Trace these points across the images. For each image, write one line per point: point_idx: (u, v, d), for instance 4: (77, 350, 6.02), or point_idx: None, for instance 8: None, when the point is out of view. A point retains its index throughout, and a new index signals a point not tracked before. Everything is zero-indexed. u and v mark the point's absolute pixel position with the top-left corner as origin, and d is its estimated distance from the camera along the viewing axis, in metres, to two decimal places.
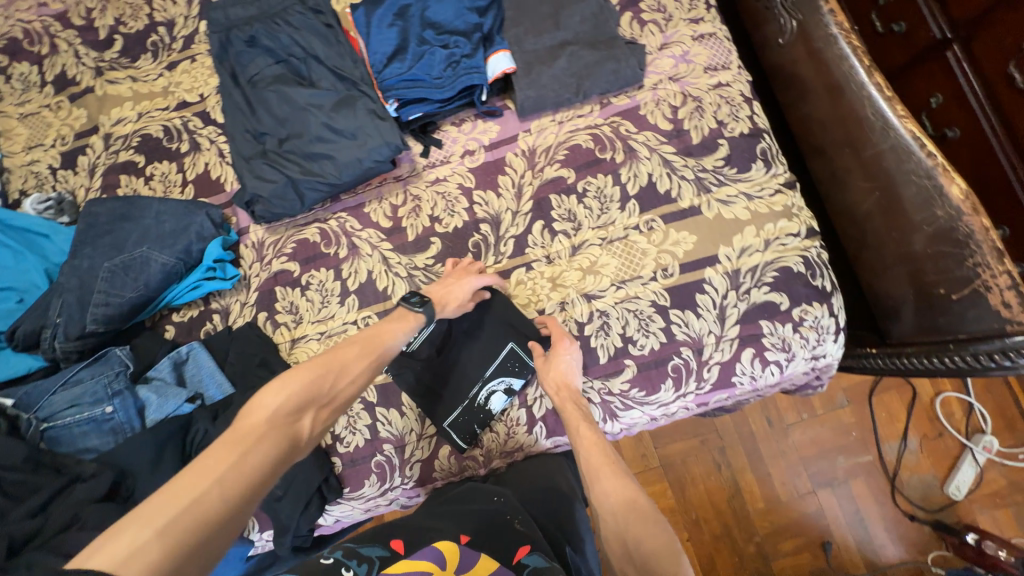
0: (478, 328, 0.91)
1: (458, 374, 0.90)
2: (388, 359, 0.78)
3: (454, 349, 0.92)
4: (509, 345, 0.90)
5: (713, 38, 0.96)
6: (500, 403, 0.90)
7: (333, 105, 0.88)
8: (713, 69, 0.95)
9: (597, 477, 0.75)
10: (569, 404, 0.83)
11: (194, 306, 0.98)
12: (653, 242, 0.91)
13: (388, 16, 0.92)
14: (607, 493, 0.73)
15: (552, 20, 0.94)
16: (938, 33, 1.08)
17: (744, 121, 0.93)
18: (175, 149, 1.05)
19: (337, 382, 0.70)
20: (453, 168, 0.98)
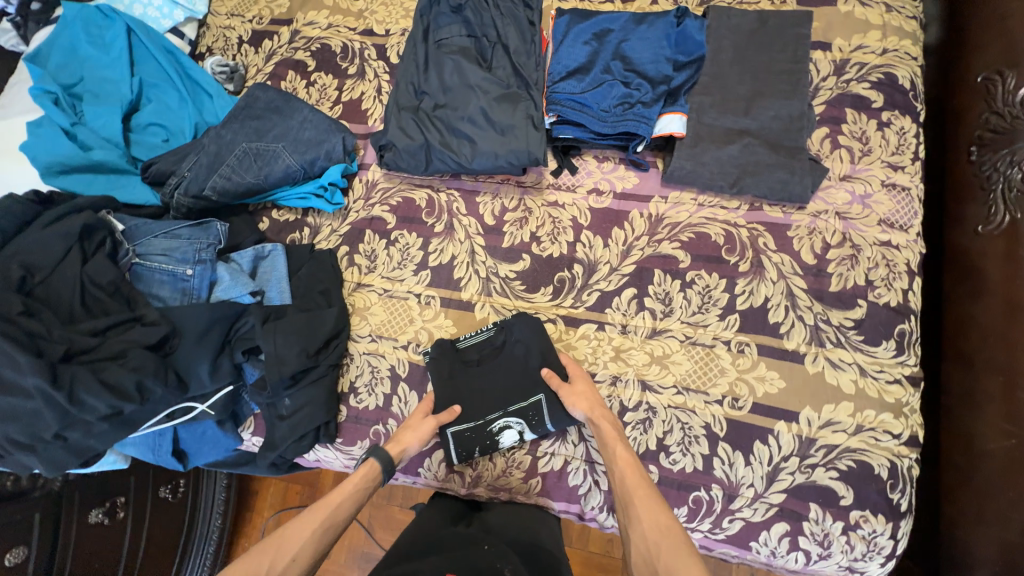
0: (525, 360, 0.89)
1: (484, 391, 0.89)
2: (342, 520, 0.74)
3: (494, 366, 0.90)
4: (538, 395, 0.86)
5: (905, 192, 0.86)
6: (510, 441, 0.86)
7: (498, 96, 0.88)
8: (889, 225, 0.85)
9: (629, 501, 0.70)
10: (605, 424, 0.78)
11: (293, 212, 1.03)
12: (736, 365, 0.84)
13: (586, 35, 0.93)
14: (637, 515, 0.68)
15: (743, 104, 0.87)
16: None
17: (896, 293, 0.83)
18: (343, 69, 1.11)
19: (275, 565, 0.67)
20: (575, 200, 0.96)
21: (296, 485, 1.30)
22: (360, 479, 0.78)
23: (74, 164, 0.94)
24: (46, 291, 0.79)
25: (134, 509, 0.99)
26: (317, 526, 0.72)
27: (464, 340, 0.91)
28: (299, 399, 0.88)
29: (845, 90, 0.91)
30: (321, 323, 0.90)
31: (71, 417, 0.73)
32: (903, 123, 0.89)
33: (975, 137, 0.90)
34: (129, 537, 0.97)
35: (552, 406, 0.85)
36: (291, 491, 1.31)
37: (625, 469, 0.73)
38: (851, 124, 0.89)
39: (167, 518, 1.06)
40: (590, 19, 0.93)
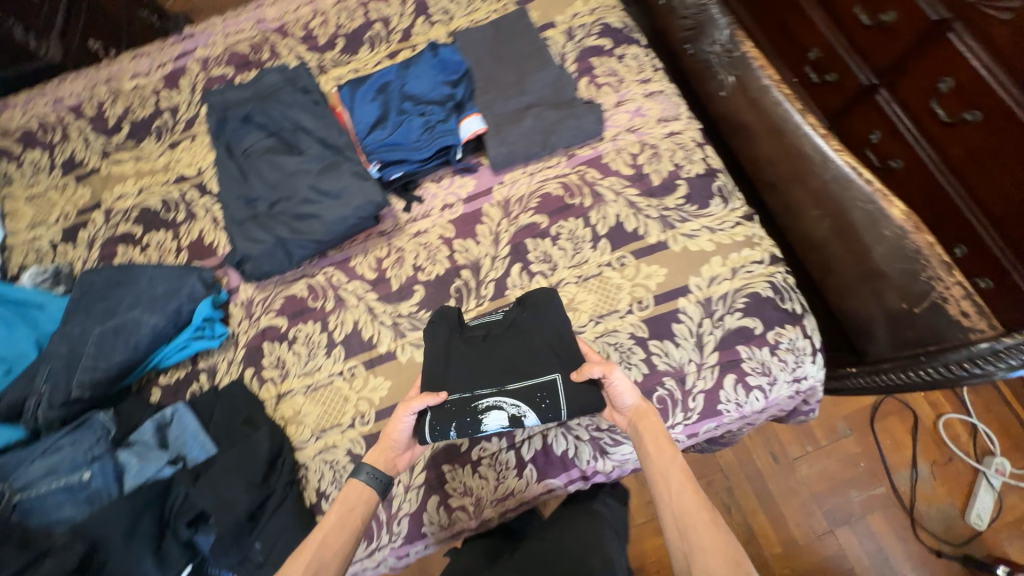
0: (539, 332, 0.87)
1: (487, 363, 0.86)
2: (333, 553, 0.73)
3: (503, 341, 0.88)
4: (553, 374, 0.82)
5: (663, 94, 1.08)
6: (495, 426, 0.79)
7: (320, 169, 0.94)
8: (666, 120, 1.05)
9: (686, 525, 0.69)
10: (656, 441, 0.76)
11: (182, 367, 0.99)
12: (626, 276, 0.95)
13: (370, 93, 1.06)
14: (696, 543, 0.67)
15: (516, 87, 1.05)
16: (933, 16, 1.11)
17: (698, 163, 1.02)
18: (172, 219, 1.12)
19: None
20: (434, 221, 1.05)
21: None
22: (346, 504, 0.77)
23: None
24: None
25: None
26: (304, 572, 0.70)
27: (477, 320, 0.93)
28: (269, 534, 0.82)
29: (583, 47, 1.13)
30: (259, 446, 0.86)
31: None
32: (633, 50, 1.12)
33: (683, 38, 1.16)
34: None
35: (567, 391, 0.80)
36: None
37: (680, 492, 0.71)
38: (599, 67, 1.11)
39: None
40: (368, 81, 1.07)
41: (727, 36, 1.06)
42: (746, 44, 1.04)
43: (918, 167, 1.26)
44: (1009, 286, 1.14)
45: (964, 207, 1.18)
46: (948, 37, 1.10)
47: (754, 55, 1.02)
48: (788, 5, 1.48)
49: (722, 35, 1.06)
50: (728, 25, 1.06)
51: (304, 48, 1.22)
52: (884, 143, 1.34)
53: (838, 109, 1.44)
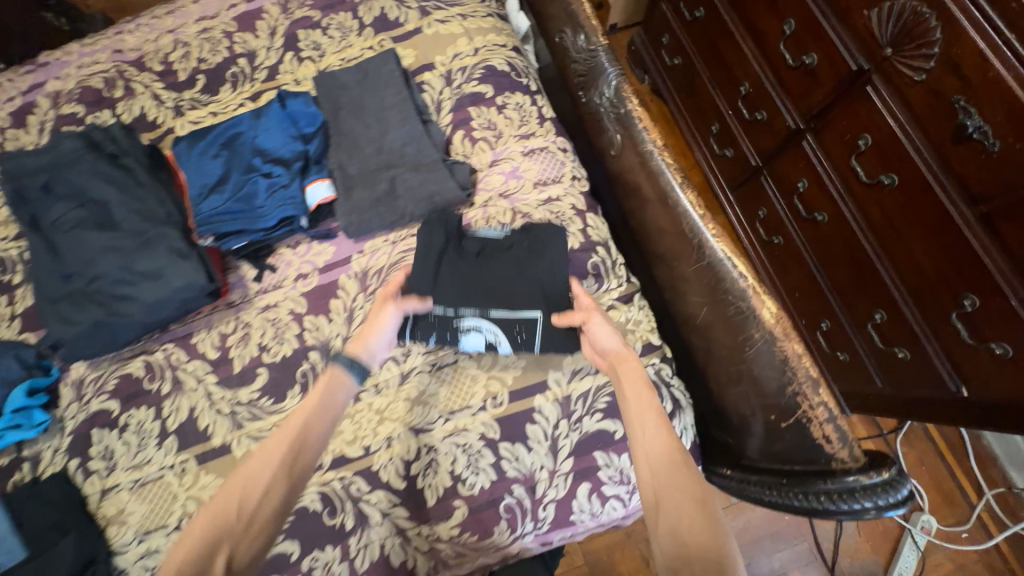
0: (536, 264, 0.85)
1: (479, 282, 0.85)
2: (313, 446, 0.72)
3: (500, 260, 0.86)
4: (534, 314, 0.83)
5: (544, 152, 0.97)
6: (474, 343, 0.85)
7: (136, 245, 0.84)
8: (543, 183, 0.95)
9: (656, 468, 0.64)
10: (632, 379, 0.72)
11: (5, 455, 0.90)
12: (482, 366, 0.87)
13: (213, 147, 0.94)
14: (665, 490, 0.62)
15: (375, 145, 0.93)
16: (853, 65, 1.00)
17: (575, 236, 0.92)
18: (7, 283, 1.02)
19: (247, 497, 0.65)
20: (286, 293, 0.95)
21: None
22: (335, 390, 0.77)
23: None
24: None
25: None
26: (282, 458, 0.68)
27: (478, 232, 0.91)
28: None
29: (461, 94, 1.01)
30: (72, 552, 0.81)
31: None
32: (516, 99, 1.00)
33: (577, 84, 1.04)
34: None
35: (545, 331, 0.83)
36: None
37: (654, 430, 0.67)
38: (477, 119, 0.99)
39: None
40: (209, 134, 0.94)
41: (614, 90, 0.94)
42: (632, 101, 0.92)
43: (840, 223, 1.15)
44: (921, 358, 1.07)
45: (882, 271, 1.09)
46: (867, 89, 0.99)
47: (639, 115, 0.91)
48: (721, 29, 1.33)
49: (609, 89, 0.95)
50: (616, 76, 0.95)
51: (161, 85, 1.10)
52: (810, 192, 1.21)
53: (769, 149, 1.31)
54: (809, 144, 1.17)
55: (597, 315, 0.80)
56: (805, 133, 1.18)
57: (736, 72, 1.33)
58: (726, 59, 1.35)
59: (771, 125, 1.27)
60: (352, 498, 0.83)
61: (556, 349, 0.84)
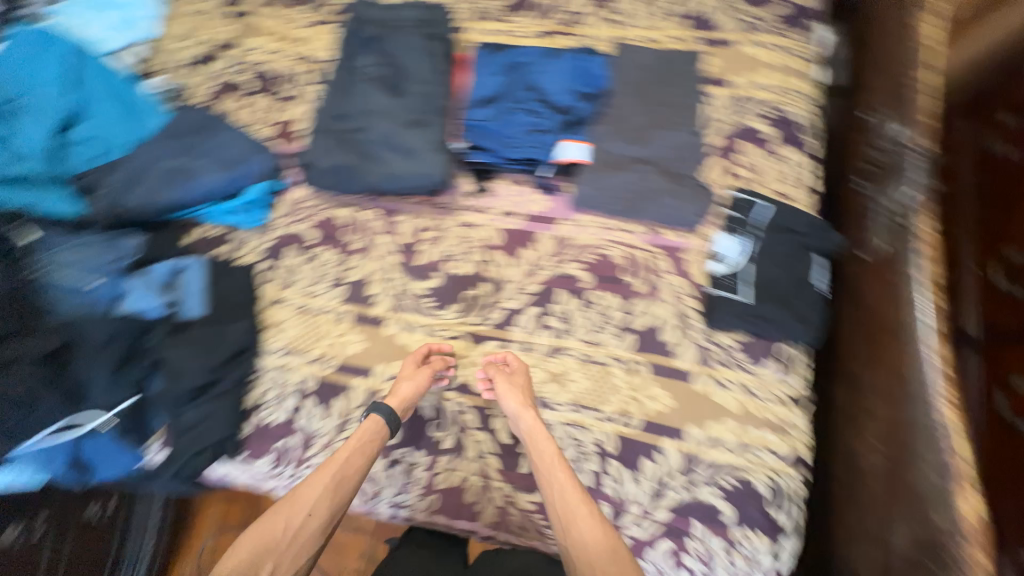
0: (781, 294, 0.86)
1: (774, 244, 0.88)
2: (349, 481, 0.78)
3: (781, 263, 0.88)
4: (740, 296, 0.86)
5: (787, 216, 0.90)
6: (722, 244, 0.89)
7: (407, 121, 0.92)
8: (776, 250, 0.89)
9: (572, 520, 0.72)
10: (544, 463, 0.78)
11: (218, 228, 1.05)
12: (629, 383, 0.86)
13: (499, 67, 0.99)
14: (586, 542, 0.70)
15: (639, 134, 0.92)
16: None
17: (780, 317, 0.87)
18: (280, 94, 1.16)
19: (292, 519, 0.74)
20: (489, 222, 0.99)
21: (234, 504, 1.29)
22: (513, 394, 0.82)
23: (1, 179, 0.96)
24: None
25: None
26: (326, 493, 0.76)
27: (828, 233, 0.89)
28: (201, 412, 0.89)
29: (738, 125, 0.96)
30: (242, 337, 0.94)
31: None
32: (791, 155, 0.95)
33: (867, 168, 0.93)
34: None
35: (728, 304, 0.86)
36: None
37: (568, 504, 0.73)
38: (742, 155, 0.95)
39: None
40: (505, 54, 1.00)
41: (913, 198, 0.81)
42: (926, 217, 0.79)
43: None
44: None
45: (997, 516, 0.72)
46: None
47: (926, 236, 0.78)
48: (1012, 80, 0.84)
49: (907, 194, 0.82)
50: (925, 184, 0.80)
51: None
52: None
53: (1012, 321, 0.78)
54: None
55: (504, 380, 0.84)
56: None
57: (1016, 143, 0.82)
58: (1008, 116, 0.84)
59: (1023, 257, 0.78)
60: (461, 423, 0.89)
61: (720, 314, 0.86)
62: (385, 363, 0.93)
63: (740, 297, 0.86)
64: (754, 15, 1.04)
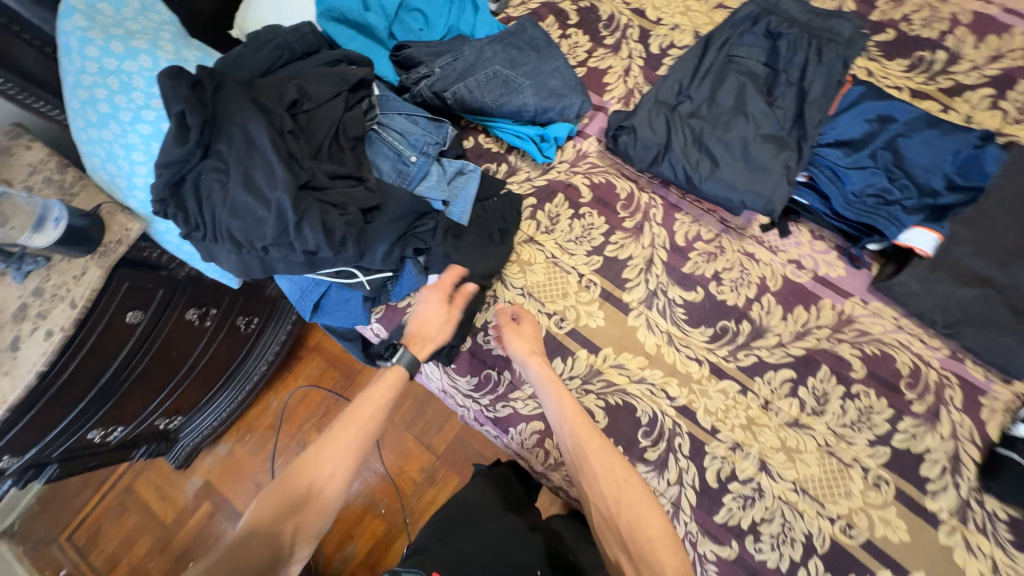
0: None
1: None
2: (372, 422, 0.78)
3: None
4: None
5: None
6: None
7: (766, 133, 0.85)
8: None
9: (584, 454, 0.74)
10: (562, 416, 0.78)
11: (499, 146, 1.05)
12: (864, 495, 0.80)
13: (870, 114, 0.88)
14: (603, 478, 0.72)
15: (1001, 254, 0.82)
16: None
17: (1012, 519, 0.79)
18: (601, 38, 1.11)
19: (314, 473, 0.71)
20: (773, 263, 0.92)
21: (333, 372, 1.59)
22: (515, 337, 0.87)
23: (350, 18, 0.99)
24: (308, 86, 0.79)
25: (218, 322, 1.21)
26: (343, 427, 0.76)
27: None
28: None
29: None
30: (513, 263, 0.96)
31: (284, 236, 0.74)
32: None
33: None
34: (205, 338, 1.20)
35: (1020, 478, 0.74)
36: (327, 373, 1.59)
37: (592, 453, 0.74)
38: None
39: (233, 341, 1.31)
40: (884, 101, 0.88)
41: None
42: None
43: None
44: None
45: None
46: None
47: None
48: None
49: None
50: None
51: (855, 7, 1.03)
52: None
53: None
54: None
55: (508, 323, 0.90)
56: None
57: None
58: None
59: None
60: (671, 444, 0.86)
61: (1010, 486, 0.75)
62: (614, 350, 0.92)
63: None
64: None
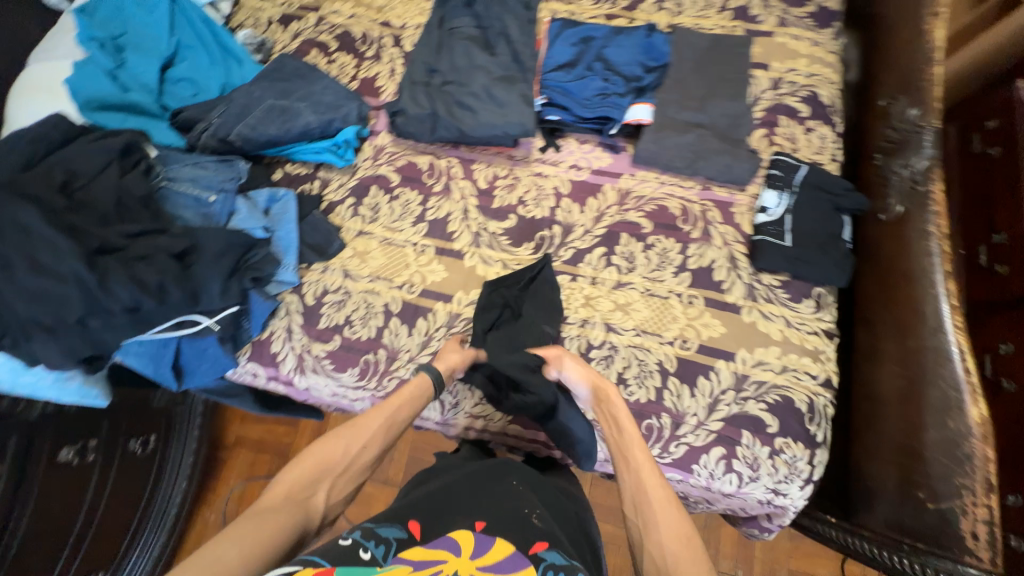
0: (819, 253, 0.99)
1: (809, 207, 1.01)
2: (404, 420, 0.84)
3: (807, 222, 1.01)
4: (785, 241, 0.99)
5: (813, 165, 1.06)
6: (767, 199, 1.03)
7: (499, 76, 1.06)
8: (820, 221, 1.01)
9: (644, 497, 0.73)
10: (631, 451, 0.79)
11: (306, 167, 1.14)
12: (686, 314, 0.98)
13: (574, 38, 1.11)
14: (648, 496, 0.72)
15: (698, 102, 1.07)
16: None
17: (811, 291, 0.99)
18: (362, 52, 1.25)
19: (351, 447, 0.78)
20: (558, 173, 1.11)
21: (265, 456, 1.53)
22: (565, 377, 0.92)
23: (112, 102, 1.03)
24: (73, 167, 0.85)
25: (104, 452, 1.10)
26: (380, 425, 0.81)
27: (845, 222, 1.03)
28: None
29: (779, 102, 1.11)
30: (546, 289, 1.00)
31: (96, 304, 0.79)
32: (823, 130, 1.10)
33: (880, 146, 1.12)
34: (95, 479, 1.08)
35: (770, 248, 0.98)
36: (259, 461, 1.53)
37: (650, 486, 0.74)
38: (783, 128, 1.09)
39: (130, 470, 1.19)
40: (579, 27, 1.12)
41: (924, 167, 0.99)
42: (936, 183, 0.96)
43: None
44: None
45: None
46: None
47: (937, 199, 0.95)
48: None
49: (919, 164, 1.00)
50: (931, 155, 0.98)
51: None
52: None
53: None
54: None
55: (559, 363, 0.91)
56: None
57: None
58: None
59: None
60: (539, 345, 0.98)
61: (768, 258, 0.98)
62: (464, 291, 1.03)
63: (783, 242, 0.99)
64: (788, 11, 1.20)
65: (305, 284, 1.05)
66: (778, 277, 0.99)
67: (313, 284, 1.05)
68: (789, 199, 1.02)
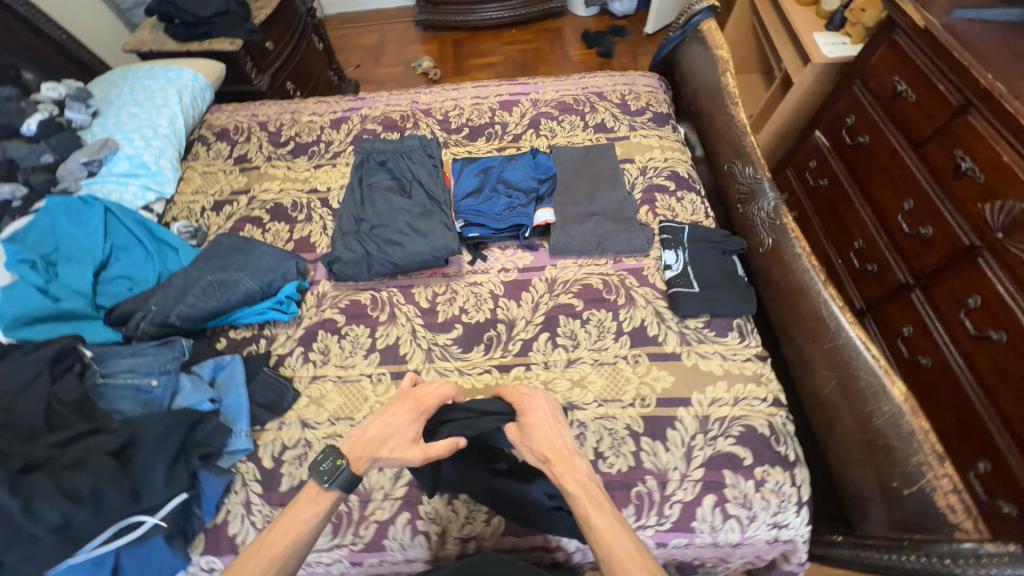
0: (724, 290, 1.14)
1: (702, 257, 1.20)
2: (285, 563, 0.74)
3: (705, 269, 1.18)
4: (692, 288, 1.14)
5: (694, 224, 1.28)
6: (668, 257, 1.20)
7: (418, 213, 1.22)
8: (715, 266, 1.19)
9: (613, 554, 0.69)
10: (581, 501, 0.75)
11: (250, 329, 1.17)
12: (636, 372, 1.06)
13: (475, 171, 1.33)
14: (606, 548, 0.70)
15: (588, 197, 1.29)
16: (967, 241, 1.25)
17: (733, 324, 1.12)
18: (294, 217, 1.39)
19: None
20: (490, 278, 1.23)
21: None
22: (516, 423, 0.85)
23: (41, 315, 1.05)
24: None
25: None
26: None
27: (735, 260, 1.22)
28: None
29: (650, 183, 1.37)
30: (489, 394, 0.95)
31: (16, 535, 0.73)
32: (691, 197, 1.35)
33: (738, 198, 1.39)
34: None
35: (684, 297, 1.12)
36: None
37: (613, 540, 0.70)
38: (661, 201, 1.33)
39: None
40: (477, 162, 1.35)
41: (773, 206, 1.23)
42: (787, 216, 1.20)
43: (981, 345, 1.20)
44: (1002, 470, 1.14)
45: (972, 393, 1.23)
46: (979, 261, 1.22)
47: (792, 227, 1.18)
48: (889, 152, 1.49)
49: (768, 204, 1.25)
50: (774, 196, 1.24)
51: (439, 127, 1.58)
52: (981, 309, 1.20)
53: (932, 268, 1.35)
54: (987, 262, 1.20)
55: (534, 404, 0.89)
56: (983, 253, 1.21)
57: (899, 190, 1.45)
58: (885, 177, 1.50)
59: (935, 241, 1.34)
60: None
61: (685, 305, 1.11)
62: None
63: (692, 288, 1.14)
64: (633, 119, 1.54)
65: (261, 447, 1.01)
66: (700, 319, 1.12)
67: (270, 444, 1.01)
68: (684, 253, 1.20)
